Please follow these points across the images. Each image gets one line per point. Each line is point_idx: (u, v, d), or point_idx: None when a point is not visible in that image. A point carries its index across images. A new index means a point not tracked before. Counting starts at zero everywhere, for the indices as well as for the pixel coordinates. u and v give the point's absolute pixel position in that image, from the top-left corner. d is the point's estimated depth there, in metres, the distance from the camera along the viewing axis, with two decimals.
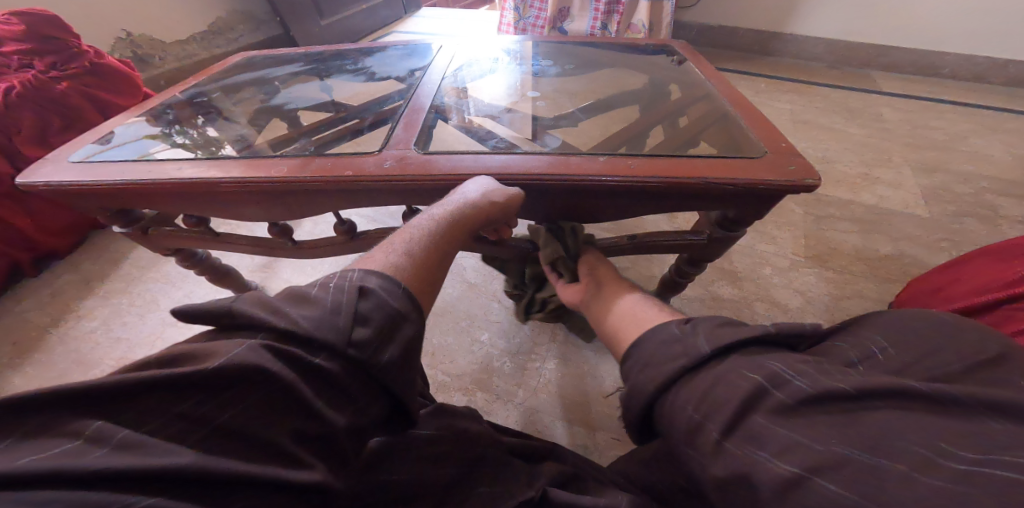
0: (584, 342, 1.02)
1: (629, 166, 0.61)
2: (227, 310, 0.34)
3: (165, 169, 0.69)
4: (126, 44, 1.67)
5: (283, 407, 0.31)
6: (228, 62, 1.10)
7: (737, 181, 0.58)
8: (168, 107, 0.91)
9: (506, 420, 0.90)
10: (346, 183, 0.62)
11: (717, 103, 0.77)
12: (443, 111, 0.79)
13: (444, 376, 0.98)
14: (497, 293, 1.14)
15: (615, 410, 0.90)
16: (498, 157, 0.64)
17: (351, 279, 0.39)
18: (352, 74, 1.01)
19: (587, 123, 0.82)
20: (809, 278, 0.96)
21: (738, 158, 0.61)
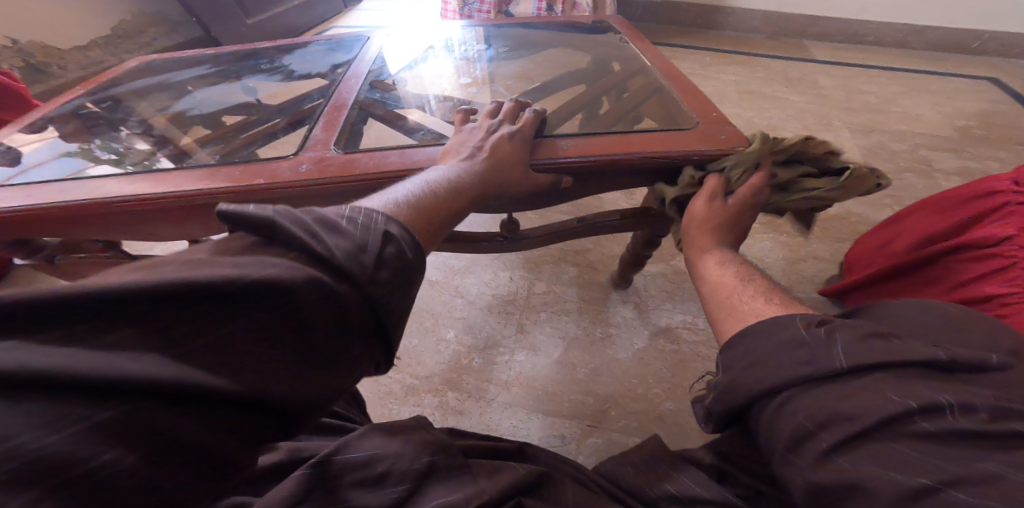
0: (548, 330, 1.00)
1: (561, 147, 0.58)
2: (261, 216, 0.29)
3: (53, 192, 0.61)
4: (15, 51, 1.48)
5: (291, 339, 0.27)
6: (124, 67, 0.99)
7: (670, 154, 0.56)
8: (49, 121, 0.81)
9: (480, 418, 0.87)
10: (259, 191, 0.57)
11: (652, 77, 0.76)
12: (366, 105, 0.74)
13: (412, 379, 0.93)
14: (459, 288, 1.10)
15: (588, 396, 0.89)
16: (423, 150, 0.61)
17: (378, 219, 0.34)
18: (267, 74, 0.93)
19: (531, 104, 0.79)
20: (766, 243, 0.97)
21: (672, 131, 0.60)
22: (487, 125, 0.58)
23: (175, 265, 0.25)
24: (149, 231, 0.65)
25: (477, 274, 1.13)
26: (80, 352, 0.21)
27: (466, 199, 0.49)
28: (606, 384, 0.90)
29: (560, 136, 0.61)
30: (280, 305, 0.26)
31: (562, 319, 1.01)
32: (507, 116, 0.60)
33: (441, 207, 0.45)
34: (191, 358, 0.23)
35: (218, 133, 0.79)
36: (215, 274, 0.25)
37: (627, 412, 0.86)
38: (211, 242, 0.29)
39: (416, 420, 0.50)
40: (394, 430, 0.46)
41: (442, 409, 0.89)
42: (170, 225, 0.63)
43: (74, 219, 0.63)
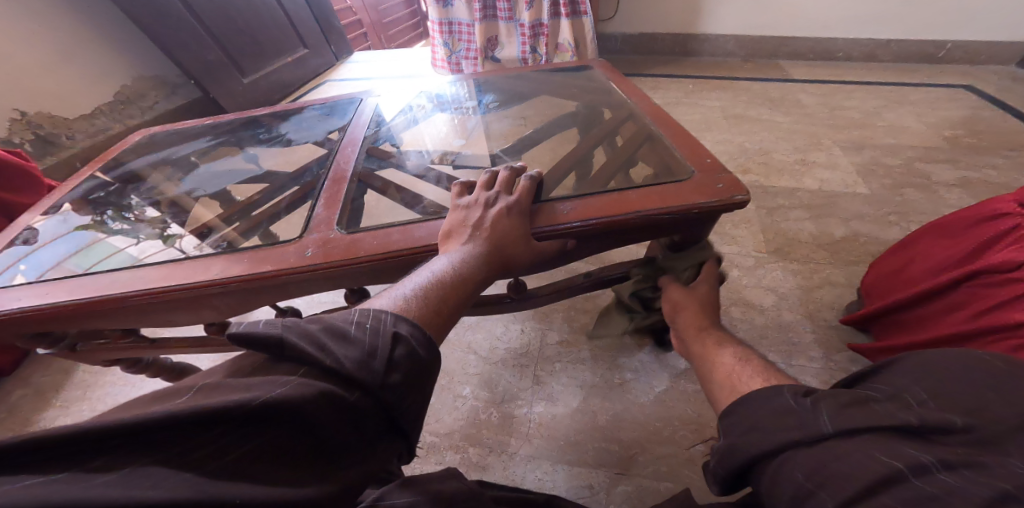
0: (565, 380, 0.97)
1: (563, 211, 0.57)
2: (272, 335, 0.31)
3: (71, 288, 0.64)
4: (25, 125, 1.51)
5: (309, 444, 0.29)
6: (125, 142, 1.00)
7: (670, 208, 0.56)
8: (58, 207, 0.82)
9: (505, 474, 0.84)
10: (269, 278, 0.59)
11: (643, 122, 0.77)
12: (364, 175, 0.74)
13: (432, 437, 0.91)
14: (471, 344, 1.07)
15: (613, 443, 0.86)
16: (425, 225, 0.61)
17: (386, 322, 0.36)
18: (265, 144, 0.94)
19: (527, 155, 0.79)
20: (778, 273, 0.97)
21: (669, 184, 0.60)
22: (483, 196, 0.57)
23: (205, 390, 0.28)
24: (163, 315, 0.69)
25: (488, 327, 1.10)
26: (132, 473, 0.23)
27: (474, 280, 0.49)
28: (630, 430, 0.87)
29: (558, 198, 0.60)
30: (294, 416, 0.28)
31: (578, 367, 0.99)
32: (503, 187, 0.58)
33: (450, 294, 0.45)
34: (222, 469, 0.25)
35: (231, 210, 0.79)
36: (237, 396, 0.27)
37: (656, 457, 0.83)
38: (233, 364, 0.33)
39: (449, 469, 0.48)
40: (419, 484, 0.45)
41: (465, 467, 0.86)
42: (185, 312, 0.69)
43: (91, 314, 0.66)
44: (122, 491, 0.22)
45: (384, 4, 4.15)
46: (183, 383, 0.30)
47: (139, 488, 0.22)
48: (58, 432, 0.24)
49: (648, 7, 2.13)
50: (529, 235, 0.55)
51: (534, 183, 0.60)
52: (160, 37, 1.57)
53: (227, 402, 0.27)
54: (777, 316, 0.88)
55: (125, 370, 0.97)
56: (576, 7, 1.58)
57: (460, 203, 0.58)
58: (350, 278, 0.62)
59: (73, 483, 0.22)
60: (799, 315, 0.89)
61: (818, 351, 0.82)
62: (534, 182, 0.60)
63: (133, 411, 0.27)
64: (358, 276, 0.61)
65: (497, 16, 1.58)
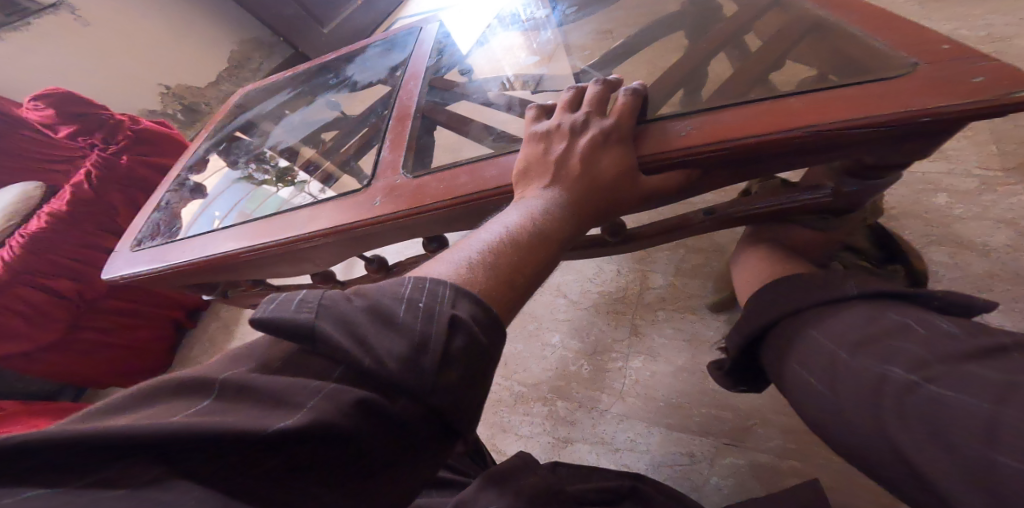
0: (669, 332, 0.86)
1: (682, 135, 0.44)
2: (303, 322, 0.27)
3: (197, 247, 0.74)
4: (170, 96, 1.82)
5: (354, 462, 0.25)
6: (228, 105, 1.07)
7: (867, 118, 0.38)
8: (186, 170, 0.95)
9: (593, 430, 0.82)
10: (344, 232, 0.58)
11: (801, 8, 0.57)
12: (429, 110, 0.68)
13: (521, 387, 0.92)
14: (560, 287, 1.00)
15: (724, 411, 0.75)
16: (497, 162, 0.52)
17: (440, 300, 0.30)
18: (336, 89, 0.92)
19: (622, 67, 0.64)
20: (1021, 197, 0.72)
21: (867, 84, 0.41)
22: (569, 122, 0.45)
23: (229, 389, 0.25)
24: (270, 268, 0.74)
25: (579, 269, 1.01)
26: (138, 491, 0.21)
27: (553, 237, 0.40)
28: (747, 397, 0.75)
29: (672, 117, 0.46)
30: (336, 436, 0.24)
31: (687, 318, 0.86)
32: (595, 107, 0.46)
33: (523, 257, 0.38)
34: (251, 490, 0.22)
35: (312, 157, 0.81)
36: (257, 415, 0.24)
37: (780, 431, 0.71)
38: (269, 345, 0.28)
39: (520, 459, 0.47)
40: (500, 477, 0.43)
41: (553, 419, 0.86)
42: (288, 265, 0.73)
43: (216, 269, 0.75)
44: None
45: None
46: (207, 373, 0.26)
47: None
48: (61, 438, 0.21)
49: None
50: (636, 166, 0.43)
51: (636, 97, 0.46)
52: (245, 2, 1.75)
53: (244, 420, 0.23)
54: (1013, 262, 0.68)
55: None
56: None
57: (540, 132, 0.46)
58: (428, 231, 0.58)
59: (71, 501, 0.20)
60: None
61: None
62: (637, 98, 0.46)
63: (152, 413, 0.24)
64: (426, 228, 0.56)
65: None
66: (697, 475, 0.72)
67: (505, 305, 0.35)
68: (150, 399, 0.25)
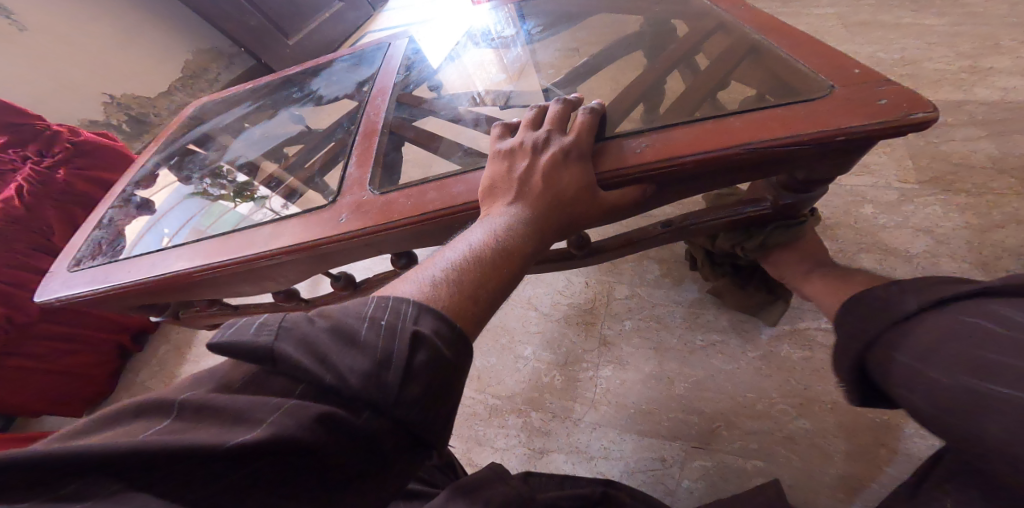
0: (637, 340, 0.88)
1: (637, 150, 0.46)
2: (261, 344, 0.26)
3: (147, 266, 0.70)
4: (115, 107, 1.71)
5: (316, 476, 0.25)
6: (181, 118, 1.03)
7: (793, 137, 0.41)
8: (134, 185, 0.90)
9: (567, 440, 0.82)
10: (309, 249, 0.57)
11: (741, 33, 0.61)
12: (397, 126, 0.67)
13: (494, 400, 0.91)
14: (531, 299, 1.01)
15: (691, 414, 0.78)
16: (462, 179, 0.53)
17: (404, 317, 0.30)
18: (299, 103, 0.90)
19: (583, 85, 0.66)
20: (933, 209, 0.80)
21: (791, 105, 0.44)
22: (530, 140, 0.46)
23: (189, 409, 0.24)
24: (229, 287, 0.71)
25: (549, 281, 1.03)
26: None
27: (519, 250, 0.41)
28: (714, 400, 0.78)
29: (626, 135, 0.48)
30: (298, 451, 0.23)
31: (654, 325, 0.89)
32: (556, 124, 0.47)
33: (489, 270, 0.38)
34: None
35: (273, 173, 0.78)
36: (222, 429, 0.23)
37: (744, 432, 0.74)
38: (232, 370, 0.27)
39: (492, 472, 0.47)
40: (473, 490, 0.43)
41: (527, 432, 0.86)
42: (249, 284, 0.70)
43: (169, 289, 0.71)
44: None
45: None
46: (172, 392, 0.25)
47: None
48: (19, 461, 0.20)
49: None
50: (595, 186, 0.45)
51: (594, 116, 0.48)
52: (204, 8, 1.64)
53: (206, 437, 0.22)
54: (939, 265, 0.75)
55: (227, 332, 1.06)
56: None
57: (502, 150, 0.47)
58: (397, 247, 0.57)
59: None
60: (971, 263, 0.74)
61: None
62: (594, 116, 0.48)
63: (116, 433, 0.23)
64: (394, 243, 0.56)
65: None
66: (669, 479, 0.74)
67: (470, 320, 0.35)
68: (109, 424, 0.24)
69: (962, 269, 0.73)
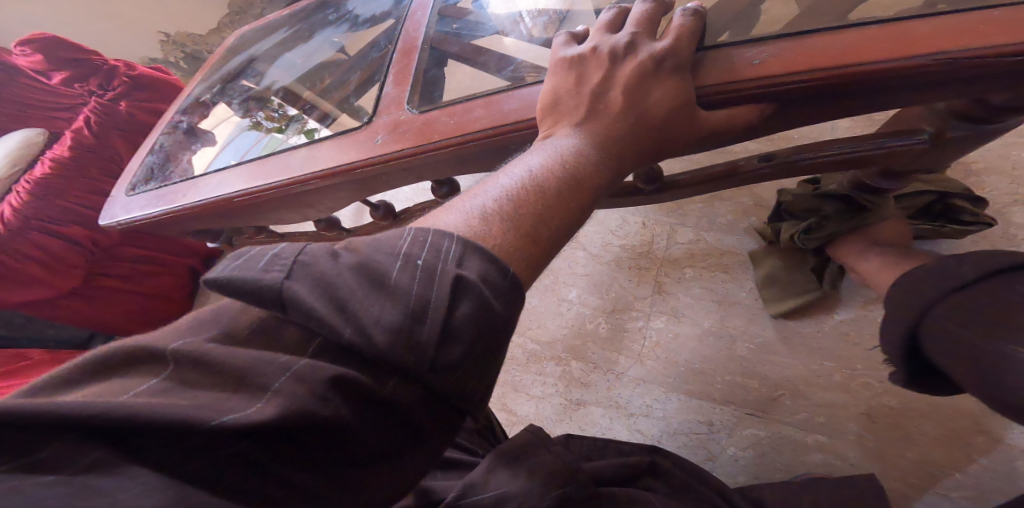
0: (695, 291, 0.81)
1: (756, 62, 0.37)
2: (268, 283, 0.22)
3: (195, 191, 0.70)
4: (171, 45, 1.77)
5: (330, 449, 0.21)
6: (223, 46, 1.00)
7: (1002, 47, 0.30)
8: (183, 112, 0.90)
9: (608, 393, 0.79)
10: (346, 172, 0.53)
11: None
12: (439, 41, 0.60)
13: (534, 345, 0.89)
14: (580, 239, 0.94)
15: (749, 378, 0.71)
16: (515, 95, 0.46)
17: (444, 257, 0.25)
18: (335, 27, 0.84)
19: None
20: None
21: (1014, 3, 0.32)
22: (608, 45, 0.38)
23: (188, 364, 0.20)
24: (274, 214, 0.71)
25: (601, 220, 0.95)
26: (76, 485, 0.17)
27: (580, 189, 0.34)
28: (779, 366, 0.70)
29: (734, 43, 0.39)
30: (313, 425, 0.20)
31: (717, 277, 0.80)
32: (643, 27, 0.38)
33: (545, 210, 0.32)
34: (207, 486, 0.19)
35: (314, 93, 0.75)
36: (223, 398, 0.20)
37: (809, 403, 0.67)
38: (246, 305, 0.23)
39: (530, 434, 0.42)
40: (509, 460, 0.39)
41: (566, 379, 0.83)
42: (291, 211, 0.69)
43: (215, 214, 0.71)
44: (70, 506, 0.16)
45: None
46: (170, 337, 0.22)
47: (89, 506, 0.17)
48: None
49: None
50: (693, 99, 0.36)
51: (697, 19, 0.38)
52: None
53: (198, 408, 0.19)
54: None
55: None
56: None
57: (570, 57, 0.40)
58: (436, 172, 0.52)
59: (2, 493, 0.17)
60: None
61: None
62: (696, 20, 0.38)
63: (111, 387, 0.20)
64: (433, 168, 0.51)
65: None
66: (713, 444, 0.70)
67: (527, 264, 0.30)
68: (105, 373, 0.21)
69: None
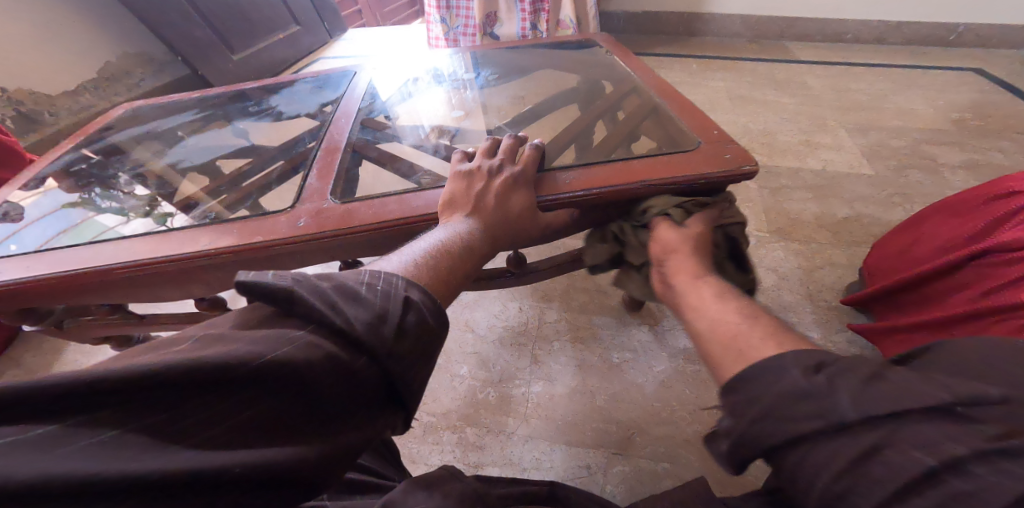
0: (564, 359, 0.97)
1: (563, 182, 0.56)
2: (279, 285, 0.30)
3: (51, 260, 0.60)
4: (4, 100, 1.48)
5: (311, 406, 0.29)
6: (109, 117, 0.96)
7: (677, 179, 0.55)
8: (42, 179, 0.78)
9: (502, 453, 0.86)
10: (259, 249, 0.56)
11: (648, 97, 0.75)
12: (360, 146, 0.72)
13: (429, 417, 0.93)
14: (469, 322, 1.07)
15: (610, 423, 0.86)
16: (422, 195, 0.59)
17: (396, 286, 0.36)
18: (256, 117, 0.91)
19: (527, 129, 0.76)
20: (779, 254, 1.10)
21: (674, 154, 0.59)
22: (487, 165, 0.54)
23: (206, 341, 0.28)
24: (150, 292, 0.64)
25: (486, 306, 1.10)
26: (106, 440, 0.23)
27: (478, 251, 0.48)
28: (628, 410, 0.88)
29: (552, 168, 0.59)
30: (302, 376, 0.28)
31: (577, 347, 0.99)
32: (507, 155, 0.56)
33: (456, 262, 0.44)
34: (205, 439, 0.25)
35: (228, 179, 0.77)
36: (234, 352, 0.27)
37: (653, 437, 0.84)
38: (243, 313, 0.32)
39: (447, 470, 0.48)
40: (428, 486, 0.44)
41: (461, 447, 0.88)
42: (174, 288, 0.63)
43: (68, 291, 0.61)
44: (101, 456, 0.22)
45: None
46: (181, 334, 0.29)
47: (110, 457, 0.22)
48: (40, 385, 0.23)
49: None
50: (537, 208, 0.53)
51: (537, 152, 0.57)
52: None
53: (217, 359, 0.26)
54: (778, 296, 1.01)
55: (116, 348, 0.92)
56: None
57: (462, 171, 0.55)
58: (344, 252, 0.59)
59: (44, 446, 0.22)
60: (797, 295, 1.01)
61: (817, 331, 0.94)
62: (537, 152, 0.57)
63: (138, 356, 0.26)
64: (348, 250, 0.59)
65: None
66: (594, 485, 0.80)
67: (442, 303, 0.42)
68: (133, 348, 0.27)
69: (797, 296, 1.01)
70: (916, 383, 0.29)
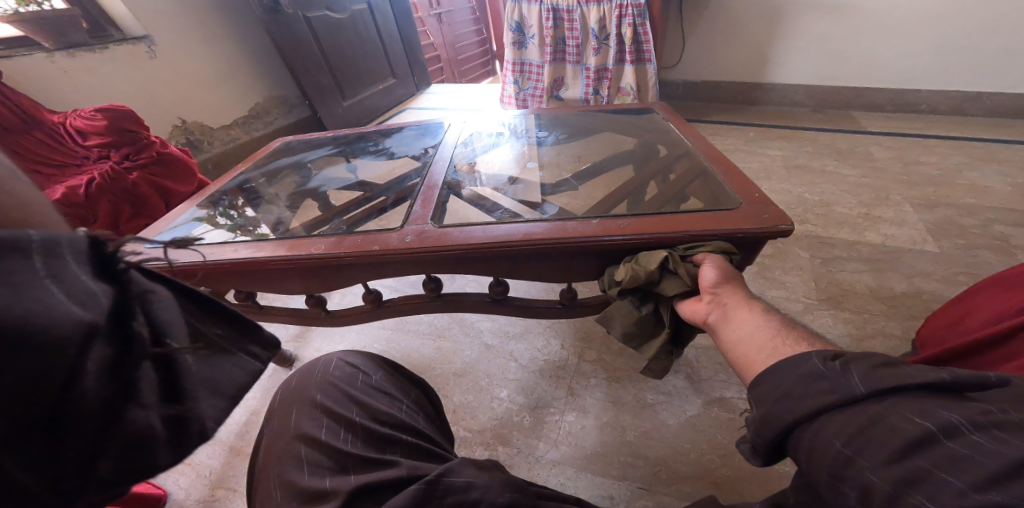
0: (597, 394, 1.04)
1: (620, 225, 0.68)
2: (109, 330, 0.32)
3: (225, 250, 0.77)
4: (182, 130, 1.87)
5: None
6: (268, 147, 1.21)
7: (718, 231, 0.64)
8: (223, 193, 1.00)
9: (529, 473, 0.92)
10: (374, 256, 0.70)
11: (698, 160, 0.85)
12: (453, 185, 0.87)
13: (465, 432, 1.01)
14: (513, 352, 1.17)
15: (637, 459, 0.91)
16: (501, 226, 0.72)
17: None
18: (375, 155, 1.12)
19: (586, 185, 0.90)
20: (827, 320, 1.11)
21: (717, 211, 0.68)
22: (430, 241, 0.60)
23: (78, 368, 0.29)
24: (278, 282, 0.80)
25: (530, 340, 1.20)
26: None
27: None
28: (656, 447, 0.92)
29: (612, 216, 0.72)
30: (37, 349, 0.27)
31: (612, 384, 1.05)
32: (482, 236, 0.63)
33: None
34: None
35: (337, 210, 0.93)
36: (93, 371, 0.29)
37: (680, 477, 0.87)
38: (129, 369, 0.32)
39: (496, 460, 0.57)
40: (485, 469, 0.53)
41: None
42: (299, 281, 0.79)
43: (220, 275, 0.79)
44: None
45: (460, 43, 4.96)
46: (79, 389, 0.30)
47: None
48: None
49: (713, 53, 2.28)
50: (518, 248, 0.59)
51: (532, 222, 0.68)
52: (282, 46, 1.85)
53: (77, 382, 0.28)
54: None
55: None
56: (641, 55, 1.79)
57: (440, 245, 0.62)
58: (428, 265, 0.73)
59: None
60: None
61: None
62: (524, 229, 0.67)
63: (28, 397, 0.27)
64: (434, 264, 0.73)
65: (565, 60, 1.87)
66: None
67: None
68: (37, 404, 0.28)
69: None
70: (919, 371, 0.36)
